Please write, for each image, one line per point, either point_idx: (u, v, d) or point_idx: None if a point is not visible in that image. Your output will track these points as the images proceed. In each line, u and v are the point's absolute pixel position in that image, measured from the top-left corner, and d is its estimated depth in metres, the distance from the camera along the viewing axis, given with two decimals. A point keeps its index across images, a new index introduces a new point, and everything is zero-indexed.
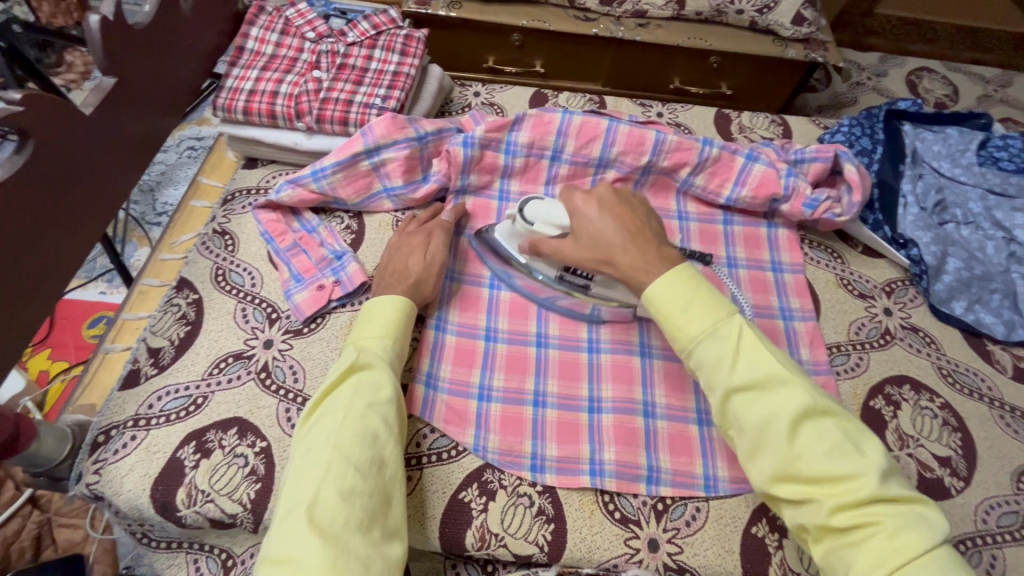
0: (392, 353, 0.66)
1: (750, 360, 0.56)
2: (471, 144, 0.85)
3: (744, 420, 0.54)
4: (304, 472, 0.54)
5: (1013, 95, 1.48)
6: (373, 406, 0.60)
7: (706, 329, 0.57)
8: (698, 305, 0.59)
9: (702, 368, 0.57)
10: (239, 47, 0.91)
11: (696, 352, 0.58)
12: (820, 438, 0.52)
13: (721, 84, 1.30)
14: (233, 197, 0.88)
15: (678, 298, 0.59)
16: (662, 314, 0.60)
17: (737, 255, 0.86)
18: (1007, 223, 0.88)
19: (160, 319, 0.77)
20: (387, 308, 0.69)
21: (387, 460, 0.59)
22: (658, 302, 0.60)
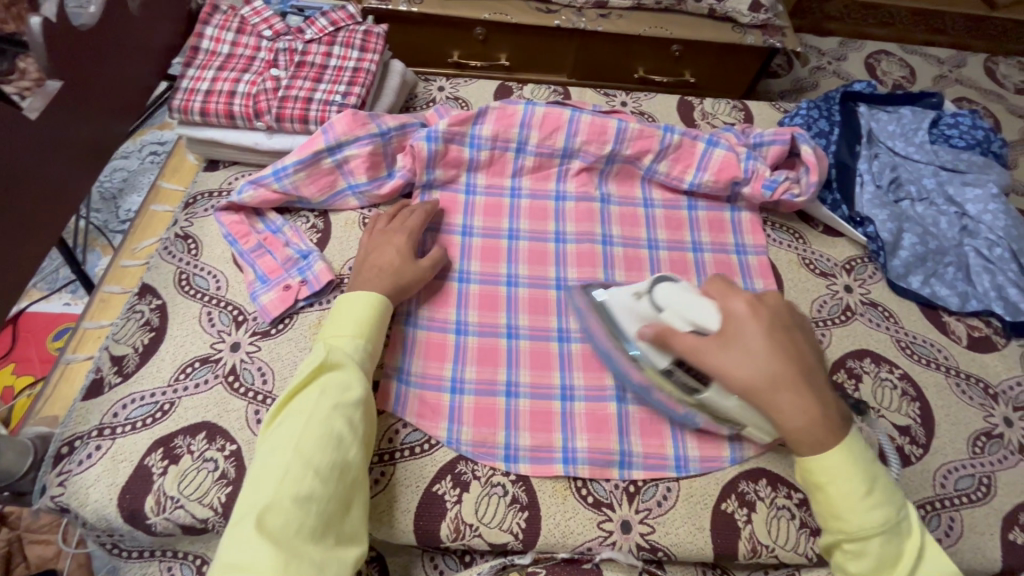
0: (362, 353, 0.66)
1: (932, 565, 0.55)
2: (435, 138, 0.85)
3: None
4: (263, 473, 0.55)
5: (966, 75, 1.51)
6: (339, 407, 0.60)
7: (885, 523, 0.55)
8: (879, 491, 0.56)
9: (867, 560, 0.55)
10: (194, 47, 0.89)
11: (866, 543, 0.55)
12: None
13: (685, 72, 1.32)
14: (195, 200, 0.87)
15: (859, 481, 0.56)
16: (834, 491, 0.57)
17: (702, 239, 0.87)
18: (958, 198, 0.91)
19: (123, 326, 0.76)
20: (360, 307, 0.69)
21: (351, 465, 0.58)
22: (830, 472, 0.57)
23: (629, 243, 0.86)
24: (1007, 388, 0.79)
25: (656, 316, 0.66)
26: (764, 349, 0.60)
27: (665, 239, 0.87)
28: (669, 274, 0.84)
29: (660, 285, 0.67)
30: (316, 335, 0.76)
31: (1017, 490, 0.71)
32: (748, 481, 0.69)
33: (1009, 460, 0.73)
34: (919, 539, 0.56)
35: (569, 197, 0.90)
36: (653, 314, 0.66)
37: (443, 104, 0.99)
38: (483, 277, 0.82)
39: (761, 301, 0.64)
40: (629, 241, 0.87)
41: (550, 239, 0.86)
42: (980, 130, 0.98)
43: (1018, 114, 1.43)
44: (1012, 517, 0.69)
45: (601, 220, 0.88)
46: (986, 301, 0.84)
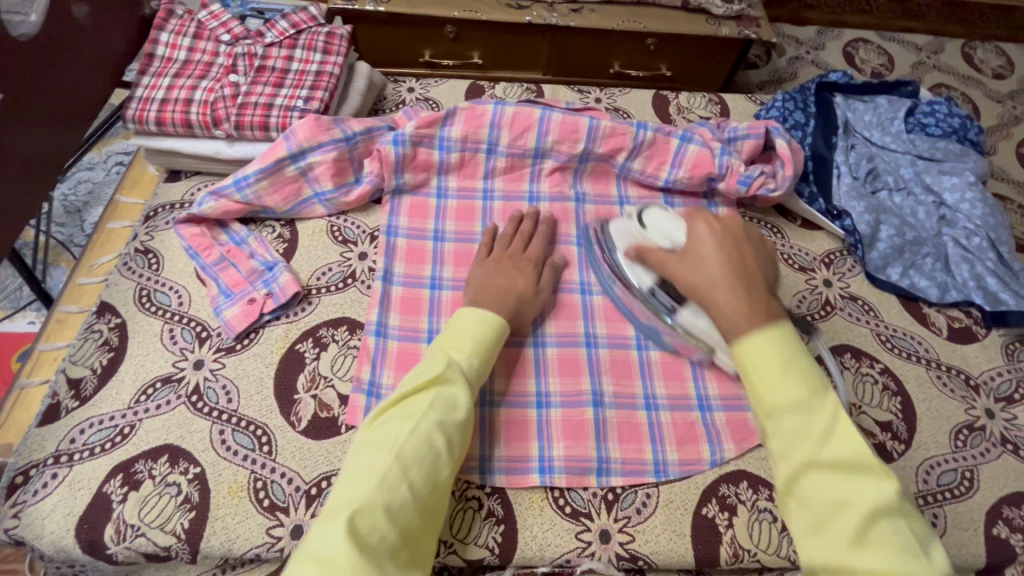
0: (475, 368, 0.62)
1: (839, 438, 0.52)
2: (402, 143, 0.83)
3: (814, 498, 0.51)
4: (359, 475, 0.53)
5: (944, 61, 1.50)
6: (444, 424, 0.57)
7: (798, 398, 0.53)
8: (796, 373, 0.54)
9: (782, 437, 0.53)
10: (149, 54, 0.86)
11: (779, 418, 0.53)
12: (895, 534, 0.48)
13: (660, 66, 1.30)
14: (156, 213, 0.84)
15: (774, 355, 0.55)
16: (753, 368, 0.56)
17: None
18: (936, 187, 0.90)
19: (81, 347, 0.73)
20: (479, 321, 0.66)
21: (439, 485, 0.56)
22: (748, 350, 0.56)
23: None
24: (988, 379, 0.78)
25: (641, 233, 0.75)
26: (713, 256, 0.66)
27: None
28: None
29: (649, 209, 0.77)
30: (282, 349, 0.74)
31: (1000, 483, 0.70)
32: (729, 484, 0.68)
33: (992, 452, 0.72)
34: (835, 418, 0.53)
35: (543, 198, 0.88)
36: (639, 233, 0.76)
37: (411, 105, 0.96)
38: (455, 283, 0.80)
39: (716, 219, 0.69)
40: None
41: None
42: (956, 118, 0.97)
43: (996, 99, 1.42)
44: (996, 510, 0.68)
45: (576, 220, 0.86)
46: (965, 292, 0.83)
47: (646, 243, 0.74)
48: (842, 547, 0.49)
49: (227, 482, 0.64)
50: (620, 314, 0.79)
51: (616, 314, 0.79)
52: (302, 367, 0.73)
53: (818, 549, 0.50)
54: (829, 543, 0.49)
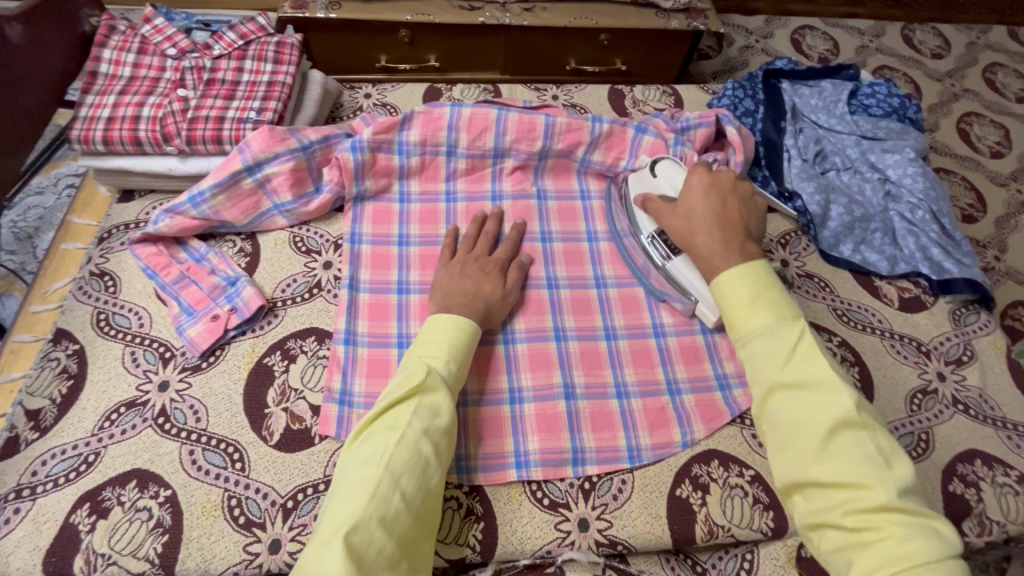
0: (452, 374, 0.63)
1: (803, 361, 0.57)
2: (360, 149, 0.83)
3: (782, 414, 0.56)
4: (350, 489, 0.52)
5: (886, 44, 1.56)
6: (428, 432, 0.57)
7: (769, 325, 0.60)
8: (764, 304, 0.61)
9: (751, 361, 0.60)
10: (91, 71, 0.84)
11: (749, 345, 0.60)
12: (855, 446, 0.53)
13: (616, 60, 1.32)
14: (110, 234, 0.82)
15: (745, 292, 0.62)
16: (726, 300, 0.63)
17: None
18: (880, 164, 0.94)
19: (38, 377, 0.71)
20: (453, 327, 0.66)
21: (430, 491, 0.56)
22: (721, 287, 0.64)
23: (568, 237, 0.86)
24: (938, 344, 0.82)
25: (651, 181, 0.82)
26: (700, 204, 0.71)
27: (604, 231, 0.88)
28: (610, 265, 0.85)
29: (661, 161, 0.83)
30: (250, 365, 0.73)
31: (953, 441, 0.73)
32: (701, 464, 0.70)
33: (945, 414, 0.76)
34: (799, 342, 0.58)
35: (505, 197, 0.89)
36: (650, 182, 0.82)
37: (369, 112, 0.96)
38: (422, 286, 0.80)
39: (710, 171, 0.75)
40: (569, 236, 0.87)
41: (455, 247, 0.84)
42: (896, 98, 1.01)
43: (936, 78, 1.49)
44: (951, 468, 0.71)
45: (540, 217, 0.88)
46: (913, 263, 0.86)
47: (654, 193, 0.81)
48: (807, 464, 0.54)
49: (200, 503, 0.63)
50: (587, 308, 0.80)
51: (584, 308, 0.80)
52: (271, 381, 0.72)
53: (787, 465, 0.55)
54: (795, 463, 0.55)
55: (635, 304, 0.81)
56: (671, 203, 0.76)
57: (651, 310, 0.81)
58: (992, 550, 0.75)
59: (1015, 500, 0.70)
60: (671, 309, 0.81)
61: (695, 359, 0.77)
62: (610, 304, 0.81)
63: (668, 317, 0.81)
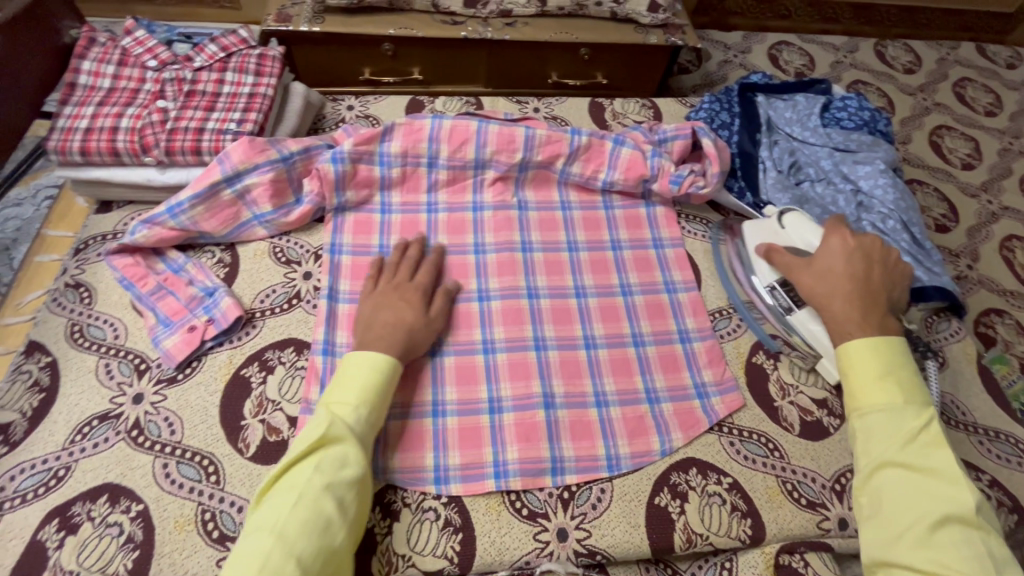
0: (364, 421, 0.62)
1: (923, 449, 0.59)
2: (340, 160, 0.83)
3: (888, 493, 0.59)
4: (245, 559, 0.52)
5: (860, 60, 1.60)
6: (332, 487, 0.57)
7: (893, 405, 0.62)
8: (895, 382, 0.64)
9: (868, 434, 0.62)
10: (70, 82, 0.84)
11: (869, 417, 0.63)
12: (963, 543, 0.54)
13: (597, 74, 1.34)
14: (86, 245, 0.81)
15: (877, 365, 0.65)
16: (855, 367, 0.66)
17: (620, 237, 0.90)
18: (852, 175, 0.96)
19: (8, 390, 0.70)
20: (366, 367, 0.65)
21: (338, 550, 0.55)
22: (853, 353, 0.66)
23: (549, 247, 0.87)
24: None
25: (778, 232, 0.82)
26: (842, 268, 0.72)
27: (584, 240, 0.89)
28: (590, 274, 0.85)
29: (789, 213, 0.83)
30: (227, 376, 0.72)
31: None
32: (679, 472, 0.70)
33: None
34: (923, 429, 0.61)
35: (486, 208, 0.89)
36: (775, 232, 0.82)
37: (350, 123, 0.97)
38: None
39: (847, 234, 0.75)
40: (549, 245, 0.87)
41: None
42: (866, 111, 1.03)
43: (908, 92, 1.53)
44: None
45: (520, 227, 0.88)
46: None
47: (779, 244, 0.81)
48: (904, 546, 0.55)
49: (172, 517, 0.62)
50: (567, 317, 0.81)
51: (564, 317, 0.81)
52: (249, 392, 0.71)
53: (878, 542, 0.57)
54: (890, 541, 0.56)
55: (614, 313, 0.82)
56: (804, 259, 0.76)
57: (631, 319, 0.82)
58: None
59: (987, 503, 0.71)
60: (649, 317, 0.82)
61: (673, 368, 0.78)
62: (589, 313, 0.82)
63: (647, 325, 0.81)
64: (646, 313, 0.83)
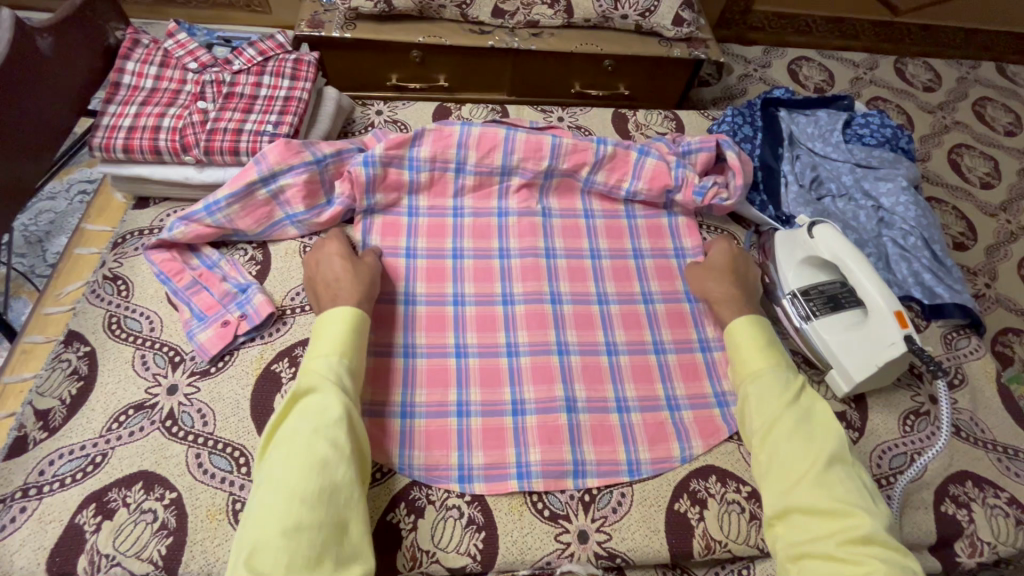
0: (341, 368, 0.65)
1: (803, 403, 0.67)
2: (371, 163, 0.85)
3: (783, 444, 0.64)
4: (255, 511, 0.55)
5: (880, 77, 1.61)
6: (320, 431, 0.59)
7: (768, 368, 0.70)
8: (770, 349, 0.71)
9: (759, 397, 0.68)
10: (114, 82, 0.87)
11: (756, 384, 0.69)
12: (849, 480, 0.61)
13: (619, 85, 1.36)
14: (124, 239, 0.84)
15: (757, 338, 0.72)
16: (740, 346, 0.73)
17: (642, 247, 0.91)
18: (874, 192, 0.97)
19: (48, 378, 0.72)
20: (336, 322, 0.68)
21: (342, 485, 0.57)
22: (737, 331, 0.74)
23: (572, 254, 0.89)
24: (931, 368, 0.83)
25: (807, 242, 0.83)
26: (724, 262, 0.83)
27: (607, 248, 0.90)
28: (612, 282, 0.87)
29: (820, 224, 0.83)
30: (258, 370, 0.74)
31: (946, 463, 0.75)
32: (698, 479, 0.71)
33: (937, 436, 0.77)
34: (800, 387, 0.69)
35: (511, 214, 0.91)
36: (806, 242, 0.83)
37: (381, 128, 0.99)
38: (430, 298, 0.82)
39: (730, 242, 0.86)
40: (572, 253, 0.89)
41: (448, 255, 0.87)
42: (889, 128, 1.04)
43: (928, 110, 1.54)
44: (943, 489, 0.73)
45: (543, 234, 0.90)
46: (906, 287, 0.88)
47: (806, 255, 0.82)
48: (805, 487, 0.60)
49: (205, 506, 0.64)
50: (590, 323, 0.82)
51: (586, 323, 0.82)
52: (278, 387, 0.73)
53: (781, 491, 0.62)
54: (790, 489, 0.61)
55: (636, 320, 0.83)
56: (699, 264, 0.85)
57: (652, 326, 0.83)
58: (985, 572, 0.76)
59: (1005, 521, 0.71)
60: (671, 326, 0.83)
61: (694, 377, 0.79)
62: (611, 320, 0.83)
63: (668, 334, 0.83)
64: (667, 322, 0.84)
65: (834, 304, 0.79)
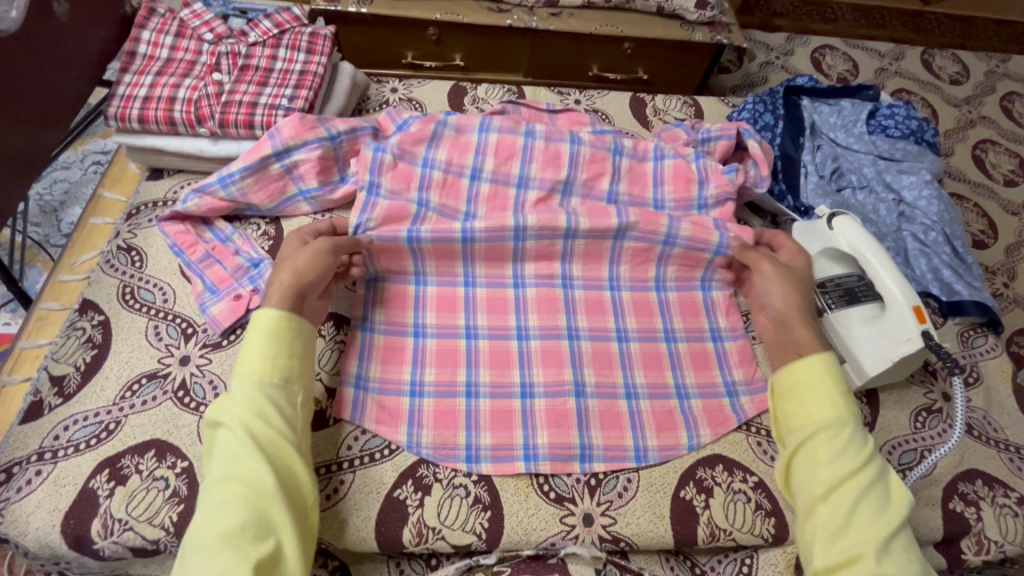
0: (256, 393, 0.60)
1: (870, 461, 0.61)
2: (384, 150, 0.84)
3: (846, 504, 0.58)
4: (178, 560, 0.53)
5: (905, 67, 1.57)
6: (235, 466, 0.56)
7: (836, 417, 0.63)
8: (837, 394, 0.65)
9: (826, 448, 0.61)
10: (130, 52, 0.87)
11: (825, 432, 0.62)
12: (908, 551, 0.57)
13: (638, 69, 1.34)
14: (138, 211, 0.84)
15: (829, 376, 0.66)
16: (806, 382, 0.66)
17: (679, 235, 0.82)
18: (896, 185, 0.94)
19: (63, 344, 0.73)
20: (258, 334, 0.64)
21: (274, 522, 0.55)
22: (808, 365, 0.67)
23: (594, 231, 0.82)
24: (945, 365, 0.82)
25: (826, 235, 0.82)
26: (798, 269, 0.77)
27: (637, 221, 0.82)
28: (627, 265, 0.85)
29: (840, 215, 0.82)
30: None
31: (956, 460, 0.74)
32: (705, 468, 0.71)
33: (949, 433, 0.76)
34: (867, 440, 0.63)
35: (529, 190, 0.86)
36: (824, 234, 0.82)
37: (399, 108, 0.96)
38: (441, 279, 0.81)
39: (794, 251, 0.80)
40: (595, 232, 0.81)
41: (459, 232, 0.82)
42: (914, 120, 1.02)
43: (953, 104, 1.50)
44: (952, 486, 0.72)
45: (564, 200, 0.86)
46: (924, 283, 0.86)
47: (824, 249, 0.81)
48: (866, 550, 0.55)
49: None
50: (601, 310, 0.81)
51: (597, 309, 0.81)
52: None
53: (832, 551, 0.57)
54: (845, 547, 0.56)
55: (647, 308, 0.83)
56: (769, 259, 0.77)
57: (663, 314, 0.82)
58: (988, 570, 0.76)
59: (1013, 520, 0.71)
60: (683, 314, 0.83)
61: (705, 366, 0.79)
62: (623, 307, 0.82)
63: (680, 322, 0.82)
64: (678, 310, 0.83)
65: (850, 297, 0.77)
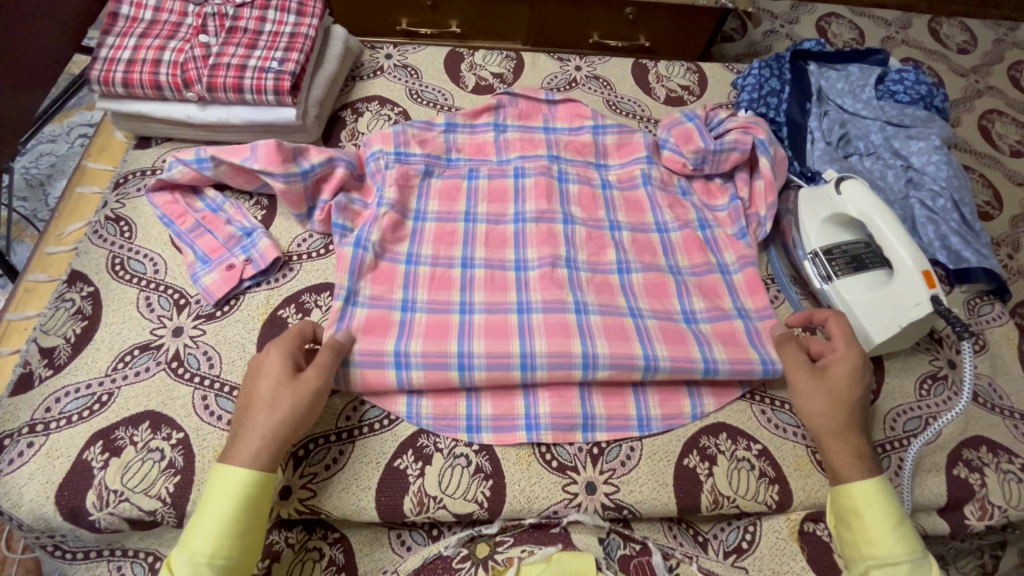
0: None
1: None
2: (364, 246, 0.74)
3: None
4: None
5: (912, 36, 1.53)
6: None
7: (903, 552, 0.58)
8: (896, 529, 0.59)
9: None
10: (112, 13, 0.83)
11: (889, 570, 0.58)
12: None
13: (639, 36, 1.30)
14: (126, 180, 0.82)
15: (883, 509, 0.60)
16: (862, 515, 0.60)
17: (696, 310, 0.76)
18: (904, 151, 0.92)
19: (52, 316, 0.71)
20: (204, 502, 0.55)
21: None
22: (863, 498, 0.61)
23: (607, 311, 0.73)
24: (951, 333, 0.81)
25: (834, 200, 0.80)
26: (840, 379, 0.66)
27: (667, 356, 0.69)
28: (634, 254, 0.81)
29: (848, 179, 0.80)
30: (264, 315, 0.73)
31: (961, 427, 0.73)
32: (709, 436, 0.70)
33: (954, 400, 0.75)
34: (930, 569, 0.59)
35: (528, 177, 0.85)
36: (832, 200, 0.80)
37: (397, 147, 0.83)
38: (435, 261, 0.77)
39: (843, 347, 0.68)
40: (620, 362, 0.68)
41: (460, 220, 0.81)
42: (923, 85, 0.99)
43: (960, 73, 1.47)
44: (957, 453, 0.72)
45: (561, 200, 0.83)
46: (931, 251, 0.85)
47: (832, 214, 0.80)
48: None
49: (211, 447, 0.64)
50: (610, 289, 0.76)
51: (606, 289, 0.76)
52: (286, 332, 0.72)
53: None
54: None
55: (662, 289, 0.78)
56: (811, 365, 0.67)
57: (680, 295, 0.77)
58: (989, 535, 0.76)
59: (1018, 486, 0.70)
60: (703, 296, 0.78)
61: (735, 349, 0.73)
62: (634, 289, 0.77)
63: (701, 304, 0.77)
64: (699, 293, 0.78)
65: (856, 264, 0.77)
